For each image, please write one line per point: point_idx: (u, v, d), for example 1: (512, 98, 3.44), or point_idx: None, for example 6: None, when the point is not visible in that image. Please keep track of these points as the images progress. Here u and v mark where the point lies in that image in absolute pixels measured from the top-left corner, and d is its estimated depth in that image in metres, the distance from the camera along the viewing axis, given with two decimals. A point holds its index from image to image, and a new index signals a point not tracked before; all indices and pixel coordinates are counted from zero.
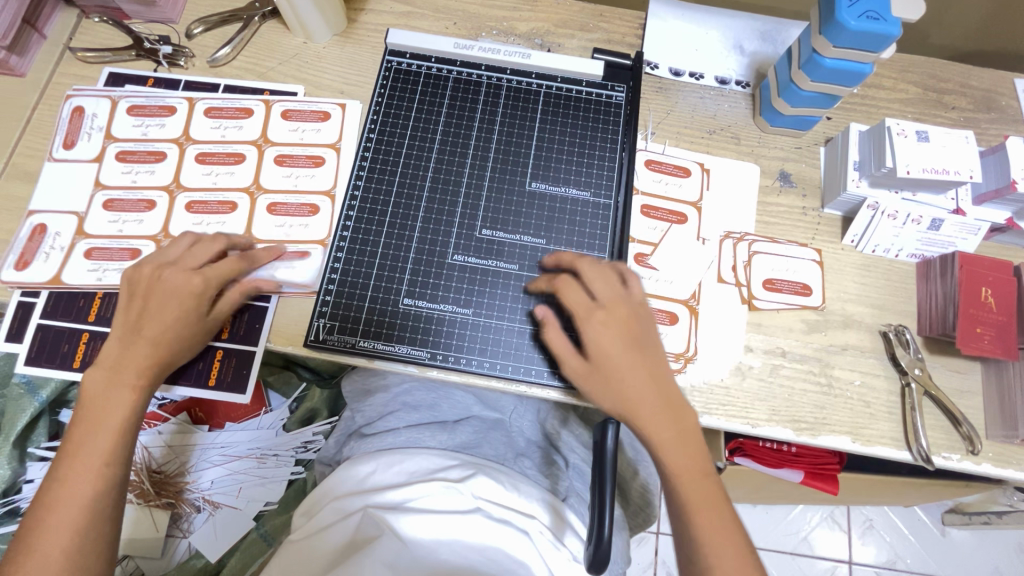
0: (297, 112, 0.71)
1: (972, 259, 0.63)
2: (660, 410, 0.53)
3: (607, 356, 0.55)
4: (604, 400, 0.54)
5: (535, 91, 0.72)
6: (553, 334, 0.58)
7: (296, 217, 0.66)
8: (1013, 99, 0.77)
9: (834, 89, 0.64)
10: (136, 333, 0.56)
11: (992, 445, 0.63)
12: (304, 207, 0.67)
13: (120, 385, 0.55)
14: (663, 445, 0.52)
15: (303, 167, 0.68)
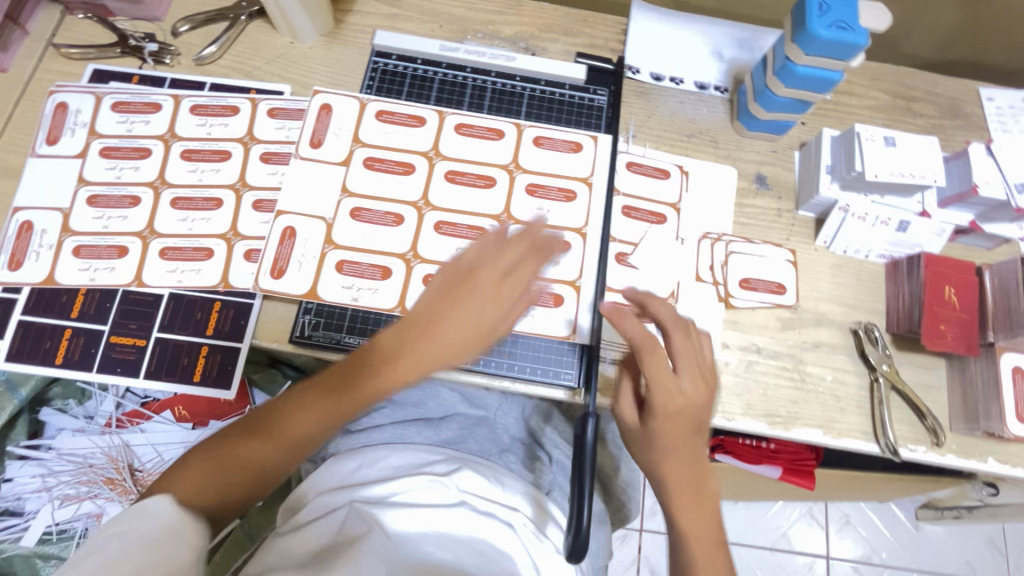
0: (391, 113, 0.71)
1: (937, 259, 0.66)
2: (688, 485, 0.52)
3: (661, 424, 0.52)
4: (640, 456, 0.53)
5: (522, 95, 0.74)
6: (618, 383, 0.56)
7: (377, 226, 0.66)
8: (977, 107, 0.81)
9: (806, 95, 0.67)
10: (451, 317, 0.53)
11: (956, 438, 0.66)
12: (388, 216, 0.67)
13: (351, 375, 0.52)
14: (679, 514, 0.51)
15: (392, 172, 0.68)
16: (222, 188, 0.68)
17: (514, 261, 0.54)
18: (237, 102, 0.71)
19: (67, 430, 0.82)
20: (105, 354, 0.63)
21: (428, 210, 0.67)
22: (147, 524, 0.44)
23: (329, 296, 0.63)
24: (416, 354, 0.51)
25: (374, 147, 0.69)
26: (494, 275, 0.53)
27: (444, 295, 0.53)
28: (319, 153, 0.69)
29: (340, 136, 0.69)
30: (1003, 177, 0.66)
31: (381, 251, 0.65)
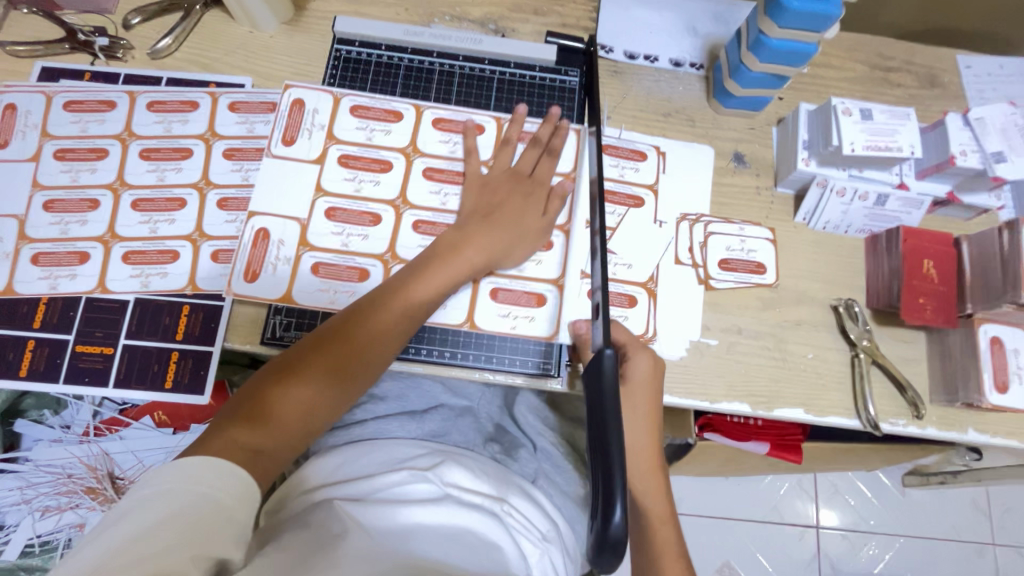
0: (365, 108, 0.68)
1: (915, 232, 0.66)
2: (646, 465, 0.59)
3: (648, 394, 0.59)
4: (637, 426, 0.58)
5: (489, 79, 0.72)
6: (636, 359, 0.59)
7: (355, 227, 0.65)
8: (955, 75, 0.80)
9: (781, 70, 0.65)
10: (469, 244, 0.62)
11: (936, 409, 0.66)
12: (366, 216, 0.65)
13: (388, 309, 0.57)
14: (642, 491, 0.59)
15: (369, 170, 0.66)
16: (184, 187, 0.66)
17: (521, 170, 0.67)
18: (196, 96, 0.69)
19: (44, 440, 0.81)
20: (72, 364, 0.61)
21: (406, 208, 0.66)
22: (182, 491, 0.43)
23: (306, 300, 0.62)
24: (443, 272, 0.60)
25: (347, 146, 0.67)
26: (520, 180, 0.66)
27: (469, 214, 0.64)
28: (292, 152, 0.66)
29: (314, 134, 0.67)
30: (980, 146, 0.65)
31: (361, 252, 0.64)
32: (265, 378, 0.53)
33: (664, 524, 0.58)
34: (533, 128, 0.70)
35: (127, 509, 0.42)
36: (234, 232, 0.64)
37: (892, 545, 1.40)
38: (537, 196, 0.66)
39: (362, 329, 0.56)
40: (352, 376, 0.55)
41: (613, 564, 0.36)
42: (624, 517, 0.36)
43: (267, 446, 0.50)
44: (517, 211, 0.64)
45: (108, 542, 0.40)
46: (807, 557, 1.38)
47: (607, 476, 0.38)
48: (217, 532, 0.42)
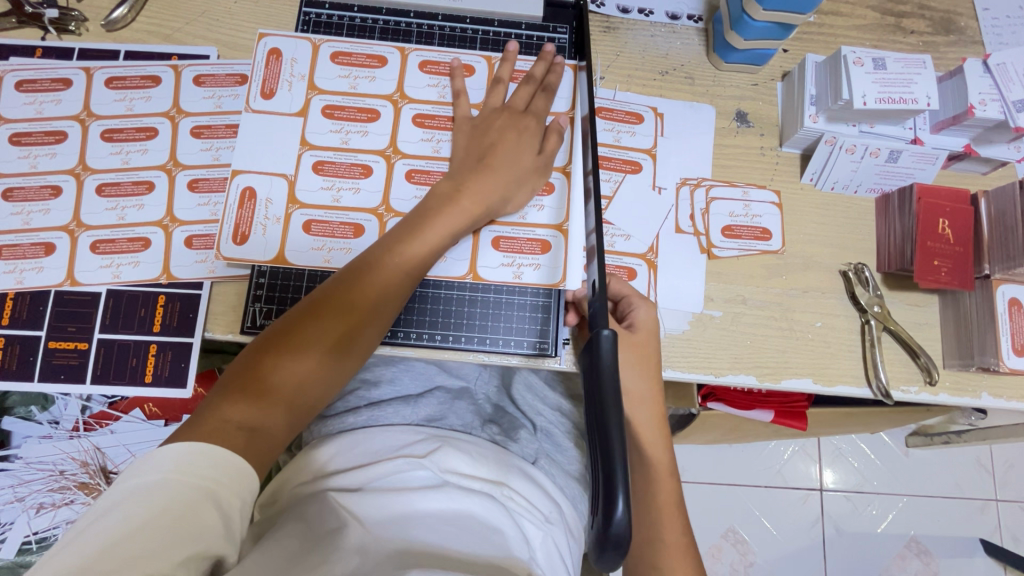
0: (347, 54, 0.64)
1: (930, 189, 0.62)
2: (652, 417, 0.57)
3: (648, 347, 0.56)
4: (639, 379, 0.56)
5: (471, 39, 0.67)
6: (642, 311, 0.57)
7: (345, 180, 0.61)
8: (972, 19, 0.74)
9: (787, 18, 0.60)
10: (463, 194, 0.57)
11: (949, 375, 0.63)
12: (356, 167, 0.61)
13: (383, 269, 0.53)
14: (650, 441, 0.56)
15: (355, 120, 0.62)
16: (151, 169, 0.61)
17: (515, 106, 0.62)
18: (158, 70, 0.64)
19: (34, 437, 0.78)
20: (46, 361, 0.58)
21: (397, 157, 0.62)
22: (172, 485, 0.40)
23: (298, 259, 0.59)
24: (438, 226, 0.55)
25: (331, 95, 0.63)
26: (513, 118, 0.61)
27: (462, 162, 0.59)
28: (273, 103, 0.62)
29: (294, 84, 0.62)
30: (1001, 95, 0.60)
31: (354, 206, 0.60)
32: (256, 349, 0.49)
33: (668, 481, 0.56)
34: (526, 67, 0.66)
35: (115, 501, 0.40)
36: (207, 215, 0.61)
37: (895, 505, 1.41)
38: (532, 133, 0.61)
39: (354, 291, 0.52)
40: (351, 340, 0.51)
41: (617, 564, 0.34)
42: (626, 511, 0.34)
43: (264, 423, 0.46)
44: (514, 152, 0.59)
45: (95, 537, 0.38)
46: (812, 520, 1.38)
47: (608, 469, 0.35)
48: (209, 531, 0.40)
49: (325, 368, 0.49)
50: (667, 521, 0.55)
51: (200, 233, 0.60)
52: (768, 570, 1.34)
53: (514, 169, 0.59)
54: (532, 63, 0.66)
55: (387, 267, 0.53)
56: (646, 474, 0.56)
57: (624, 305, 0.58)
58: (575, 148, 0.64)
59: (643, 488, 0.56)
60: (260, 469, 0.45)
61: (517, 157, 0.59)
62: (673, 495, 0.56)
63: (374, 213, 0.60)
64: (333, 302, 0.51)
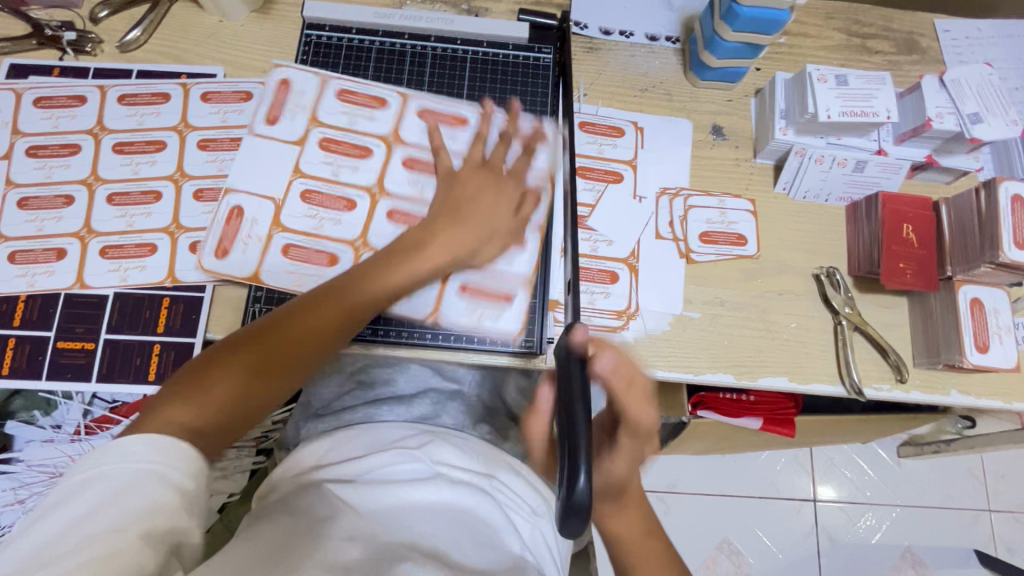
0: (350, 93, 0.68)
1: (894, 196, 0.66)
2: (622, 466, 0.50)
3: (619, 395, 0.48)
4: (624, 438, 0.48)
5: (461, 58, 0.71)
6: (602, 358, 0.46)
7: (328, 210, 0.64)
8: (933, 40, 0.79)
9: (754, 38, 0.65)
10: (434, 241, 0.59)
11: (919, 373, 0.66)
12: (340, 201, 0.65)
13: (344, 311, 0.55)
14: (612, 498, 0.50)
15: (348, 155, 0.66)
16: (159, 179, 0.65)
17: (495, 162, 0.65)
18: (168, 88, 0.68)
19: (36, 441, 0.80)
20: (53, 360, 0.61)
21: (382, 196, 0.65)
22: (133, 471, 0.41)
23: (273, 279, 0.62)
24: (416, 263, 0.58)
25: (324, 133, 0.67)
26: (493, 173, 0.63)
27: (439, 203, 0.62)
28: (276, 131, 0.66)
29: (295, 119, 0.66)
30: (956, 108, 0.64)
31: (333, 235, 0.63)
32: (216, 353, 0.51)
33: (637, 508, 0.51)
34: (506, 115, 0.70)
35: (74, 489, 0.40)
36: (210, 222, 0.64)
37: (889, 516, 1.41)
38: (510, 193, 0.63)
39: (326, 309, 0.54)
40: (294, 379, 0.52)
41: (582, 531, 0.34)
42: (588, 482, 0.34)
43: (212, 432, 0.46)
44: (491, 207, 0.62)
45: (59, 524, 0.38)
46: (805, 530, 1.39)
47: (573, 443, 0.36)
48: (168, 509, 0.40)
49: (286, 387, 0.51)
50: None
51: (203, 239, 0.64)
52: None
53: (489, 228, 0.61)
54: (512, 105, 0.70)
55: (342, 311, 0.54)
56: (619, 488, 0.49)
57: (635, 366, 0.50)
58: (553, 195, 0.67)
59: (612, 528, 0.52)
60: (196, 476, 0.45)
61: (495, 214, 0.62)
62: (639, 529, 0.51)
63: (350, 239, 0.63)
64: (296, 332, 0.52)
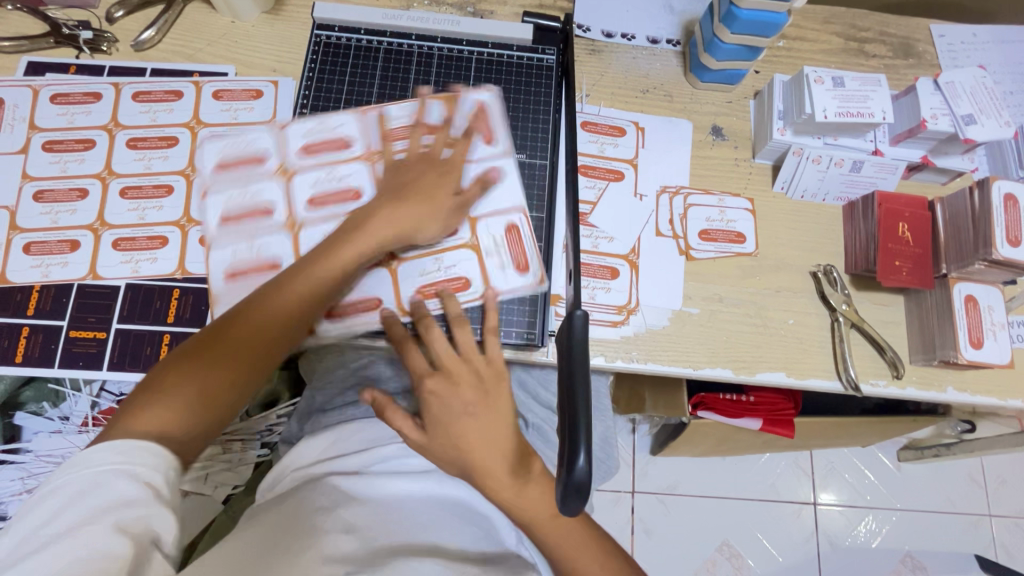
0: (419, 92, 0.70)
1: (890, 196, 0.67)
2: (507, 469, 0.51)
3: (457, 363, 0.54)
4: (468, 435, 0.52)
5: (467, 58, 0.73)
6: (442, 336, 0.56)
7: (254, 218, 0.64)
8: (929, 45, 0.81)
9: (753, 41, 0.66)
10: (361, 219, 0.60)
11: (916, 370, 0.67)
12: (345, 179, 0.65)
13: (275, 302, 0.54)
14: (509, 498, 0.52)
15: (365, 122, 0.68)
16: (255, 130, 0.68)
17: (435, 155, 0.65)
18: (180, 86, 0.70)
19: (44, 432, 0.82)
20: (66, 349, 0.62)
21: (301, 228, 0.64)
22: (99, 469, 0.40)
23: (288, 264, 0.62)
24: (389, 217, 0.59)
25: (496, 127, 0.69)
26: (430, 166, 0.64)
27: (397, 169, 0.64)
28: (344, 151, 0.67)
29: (337, 168, 0.66)
30: (951, 109, 0.66)
31: (265, 232, 0.63)
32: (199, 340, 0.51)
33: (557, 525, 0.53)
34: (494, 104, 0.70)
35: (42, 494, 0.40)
36: (220, 216, 0.66)
37: (889, 520, 1.41)
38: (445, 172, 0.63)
39: (319, 268, 0.56)
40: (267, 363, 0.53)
41: (579, 509, 0.36)
42: (588, 462, 0.36)
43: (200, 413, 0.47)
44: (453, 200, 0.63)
45: (22, 535, 0.38)
46: (805, 535, 1.39)
47: (572, 426, 0.37)
48: (141, 504, 0.39)
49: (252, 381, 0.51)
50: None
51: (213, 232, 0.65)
52: None
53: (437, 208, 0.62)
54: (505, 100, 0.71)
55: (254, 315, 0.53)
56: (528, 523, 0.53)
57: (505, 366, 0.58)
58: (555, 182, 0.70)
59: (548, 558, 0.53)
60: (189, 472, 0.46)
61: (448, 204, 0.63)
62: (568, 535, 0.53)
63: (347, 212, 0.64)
64: (246, 319, 0.53)
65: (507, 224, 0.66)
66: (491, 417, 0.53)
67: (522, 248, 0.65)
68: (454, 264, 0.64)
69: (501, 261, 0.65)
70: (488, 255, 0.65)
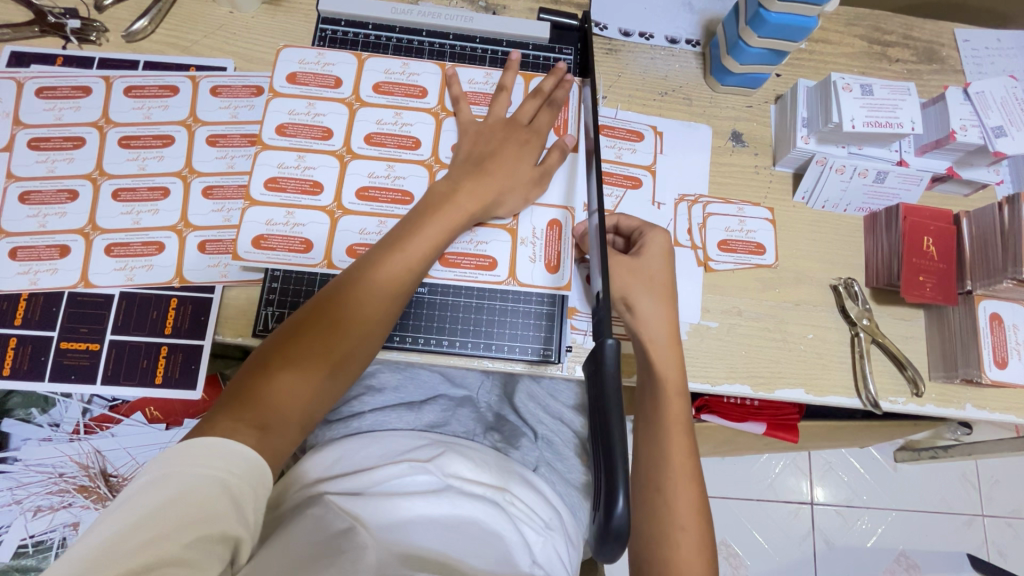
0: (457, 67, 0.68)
1: (915, 209, 0.65)
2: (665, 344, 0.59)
3: (650, 262, 0.60)
4: (644, 299, 0.60)
5: (481, 56, 0.69)
6: (654, 235, 0.62)
7: (298, 194, 0.62)
8: (953, 50, 0.78)
9: (780, 45, 0.63)
10: (435, 206, 0.58)
11: (935, 386, 0.66)
12: (397, 152, 0.64)
13: (356, 291, 0.53)
14: (656, 353, 0.58)
15: (406, 95, 0.66)
16: (335, 103, 0.65)
17: (519, 120, 0.64)
18: (176, 80, 0.66)
19: (33, 439, 0.78)
20: (57, 361, 0.59)
21: (341, 214, 0.62)
22: (185, 478, 0.42)
23: (337, 252, 0.60)
24: (434, 224, 0.57)
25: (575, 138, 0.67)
26: (513, 130, 0.63)
27: (460, 169, 0.61)
28: (408, 151, 0.64)
29: (395, 168, 0.63)
30: (980, 121, 0.64)
31: (305, 207, 0.61)
32: (263, 354, 0.51)
33: (676, 397, 0.58)
34: (534, 82, 0.68)
35: (127, 496, 0.41)
36: (220, 221, 0.62)
37: (885, 519, 1.42)
38: (530, 145, 0.63)
39: (390, 261, 0.55)
40: (354, 352, 0.53)
41: (619, 554, 0.33)
42: (627, 506, 0.33)
43: (273, 420, 0.47)
44: (514, 174, 0.61)
45: (105, 533, 0.39)
46: (802, 533, 1.40)
47: (610, 462, 0.35)
48: (224, 516, 0.42)
49: (319, 384, 0.50)
50: (682, 491, 0.54)
51: (211, 236, 0.62)
52: None
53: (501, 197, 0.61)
54: (542, 79, 0.68)
55: (336, 305, 0.53)
56: (656, 383, 0.58)
57: (635, 236, 0.64)
58: (577, 173, 0.66)
59: (653, 425, 0.57)
60: (272, 463, 0.47)
61: (514, 186, 0.61)
62: (680, 412, 0.57)
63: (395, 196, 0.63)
64: (327, 311, 0.52)
65: (548, 219, 0.64)
66: (662, 291, 0.60)
67: (556, 248, 0.64)
68: (487, 241, 0.63)
69: (534, 253, 0.64)
70: (522, 242, 0.64)
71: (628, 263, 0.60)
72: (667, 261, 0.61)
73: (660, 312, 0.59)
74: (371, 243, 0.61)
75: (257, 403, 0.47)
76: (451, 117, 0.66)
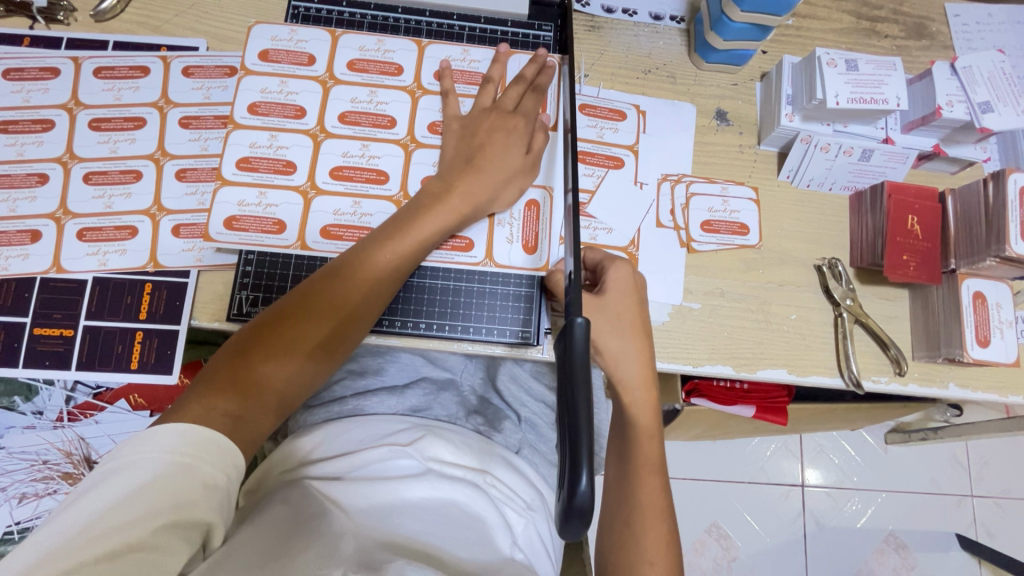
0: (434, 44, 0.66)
1: (899, 187, 0.64)
2: (636, 380, 0.56)
3: (615, 298, 0.57)
4: (612, 339, 0.56)
5: (459, 34, 0.68)
6: (620, 269, 0.58)
7: (271, 174, 0.61)
8: (943, 25, 0.77)
9: (763, 20, 0.62)
10: (430, 200, 0.57)
11: (918, 366, 0.66)
12: (374, 129, 0.63)
13: (344, 285, 0.53)
14: (628, 391, 0.56)
15: (380, 72, 0.64)
16: (309, 81, 0.63)
17: (504, 107, 0.62)
18: (147, 61, 0.64)
19: (17, 427, 0.78)
20: (31, 347, 0.58)
21: (315, 195, 0.61)
22: (155, 464, 0.41)
23: (312, 233, 0.60)
24: (426, 225, 0.56)
25: (554, 117, 0.66)
26: (502, 118, 0.61)
27: (451, 164, 0.60)
28: (383, 130, 0.63)
29: (370, 147, 0.62)
30: (967, 96, 0.63)
31: (278, 187, 0.60)
32: (244, 340, 0.50)
33: (649, 439, 0.55)
34: (517, 63, 0.67)
35: (94, 481, 0.40)
36: (194, 205, 0.61)
37: (874, 501, 1.43)
38: (520, 133, 0.61)
39: (380, 258, 0.54)
40: (338, 348, 0.52)
41: (583, 533, 0.33)
42: (590, 485, 0.33)
43: (248, 412, 0.47)
44: (504, 165, 0.60)
45: (71, 517, 0.38)
46: (793, 515, 1.41)
47: (575, 442, 0.35)
48: (195, 502, 0.41)
49: (301, 379, 0.50)
50: (651, 528, 0.52)
51: (184, 220, 0.61)
52: (749, 565, 1.36)
53: (493, 192, 0.59)
54: (525, 61, 0.67)
55: (322, 299, 0.52)
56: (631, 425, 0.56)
57: (599, 269, 0.59)
58: (556, 151, 0.65)
59: (626, 474, 0.55)
60: (246, 450, 0.46)
61: (505, 180, 0.60)
62: (655, 456, 0.55)
63: (370, 176, 0.62)
64: (313, 305, 0.51)
65: (526, 200, 0.64)
66: (631, 325, 0.57)
67: (534, 228, 0.63)
68: None
69: (511, 234, 0.63)
70: (499, 223, 0.63)
71: (592, 304, 0.56)
72: (633, 297, 0.57)
73: (631, 349, 0.56)
74: (346, 224, 0.60)
75: (235, 392, 0.47)
76: (428, 95, 0.64)
